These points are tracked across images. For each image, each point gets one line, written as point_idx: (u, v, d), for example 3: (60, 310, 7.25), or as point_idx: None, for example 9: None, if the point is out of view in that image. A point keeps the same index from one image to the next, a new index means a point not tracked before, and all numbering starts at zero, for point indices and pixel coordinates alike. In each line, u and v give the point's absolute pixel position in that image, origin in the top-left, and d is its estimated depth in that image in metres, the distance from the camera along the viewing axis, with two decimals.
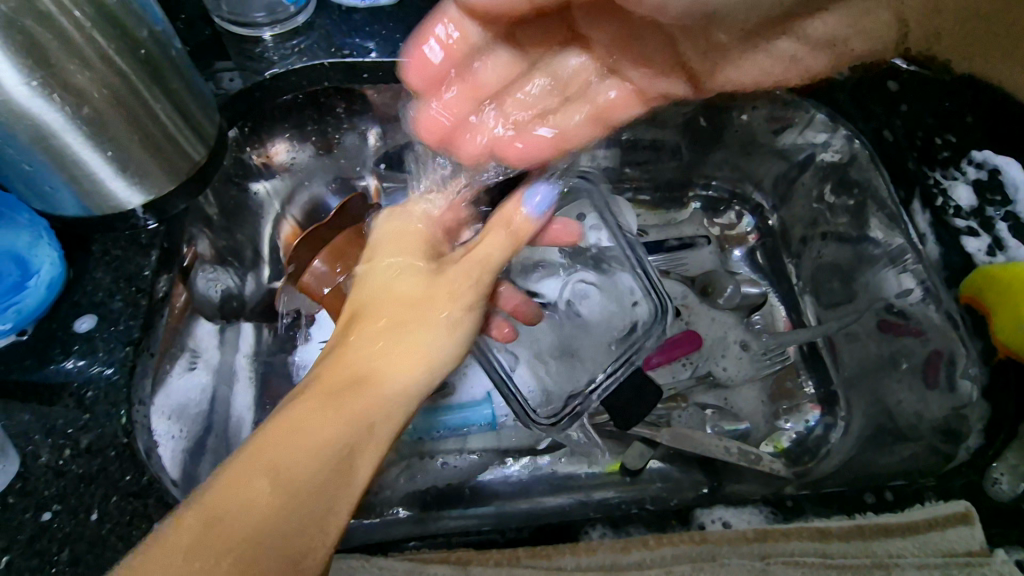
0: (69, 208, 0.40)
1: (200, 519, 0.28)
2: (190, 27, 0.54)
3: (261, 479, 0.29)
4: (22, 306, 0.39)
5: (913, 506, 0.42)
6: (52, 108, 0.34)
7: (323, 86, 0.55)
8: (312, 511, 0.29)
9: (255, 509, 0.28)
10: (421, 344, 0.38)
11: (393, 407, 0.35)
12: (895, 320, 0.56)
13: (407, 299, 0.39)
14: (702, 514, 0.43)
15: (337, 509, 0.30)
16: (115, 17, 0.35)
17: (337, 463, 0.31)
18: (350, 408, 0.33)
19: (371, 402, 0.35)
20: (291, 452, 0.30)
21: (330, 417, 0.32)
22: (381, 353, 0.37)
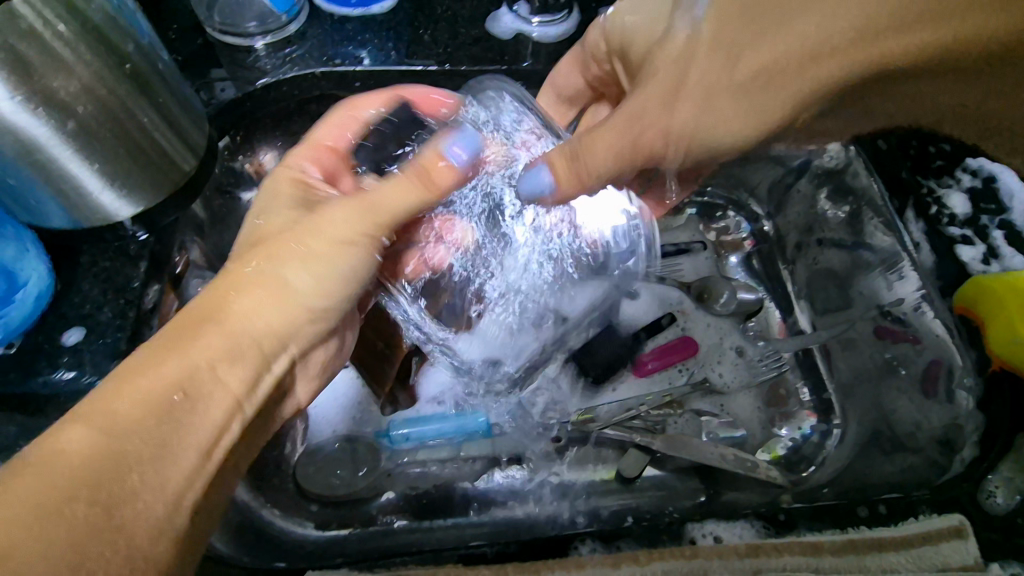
0: (57, 219, 0.40)
1: (96, 435, 0.29)
2: (182, 36, 0.54)
3: (144, 398, 0.30)
4: (9, 319, 0.39)
5: (907, 520, 0.42)
6: (38, 121, 0.34)
7: (314, 95, 0.54)
8: (130, 470, 0.29)
9: (159, 429, 0.30)
10: (304, 271, 0.37)
11: (259, 330, 0.36)
12: (893, 327, 0.56)
13: (291, 231, 0.38)
14: (693, 528, 0.43)
15: (173, 464, 0.30)
16: (102, 31, 0.35)
17: (172, 411, 0.31)
18: (198, 347, 0.33)
19: (233, 338, 0.35)
20: (172, 400, 0.31)
21: (168, 365, 0.32)
22: (233, 297, 0.36)
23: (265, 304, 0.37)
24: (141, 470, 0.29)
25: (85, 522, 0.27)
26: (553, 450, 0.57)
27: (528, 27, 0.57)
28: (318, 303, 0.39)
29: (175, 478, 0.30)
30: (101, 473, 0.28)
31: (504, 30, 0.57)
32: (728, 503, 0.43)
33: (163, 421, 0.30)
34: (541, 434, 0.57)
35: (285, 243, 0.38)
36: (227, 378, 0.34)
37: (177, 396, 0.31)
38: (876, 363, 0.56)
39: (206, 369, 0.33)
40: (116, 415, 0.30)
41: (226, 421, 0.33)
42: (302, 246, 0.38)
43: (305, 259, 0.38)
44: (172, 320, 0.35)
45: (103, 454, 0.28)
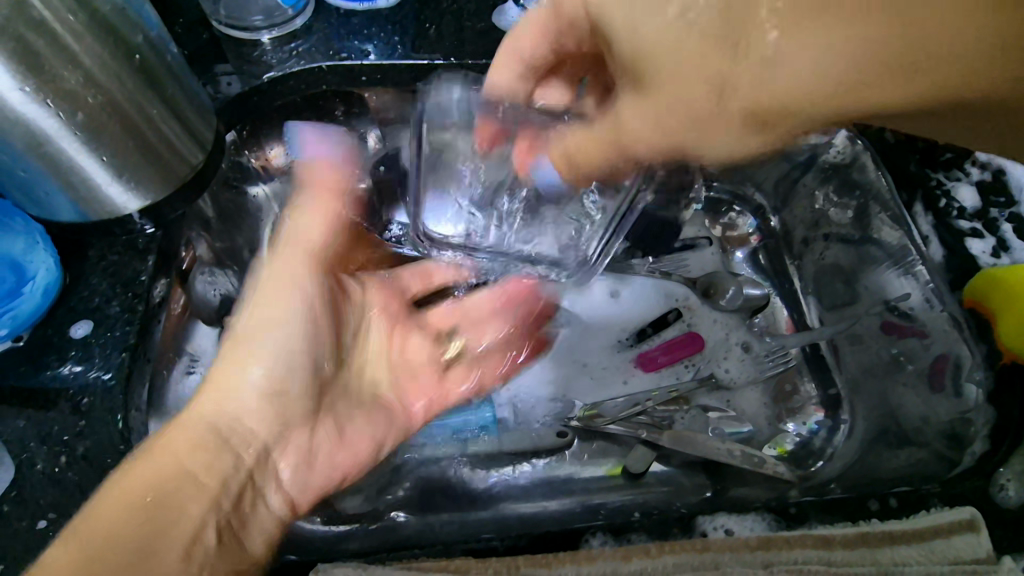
0: (65, 213, 0.40)
1: (86, 539, 0.32)
2: (188, 30, 0.54)
3: (136, 491, 0.34)
4: (18, 313, 0.39)
5: (917, 513, 0.41)
6: (46, 113, 0.34)
7: (321, 88, 0.55)
8: (127, 565, 0.32)
9: (163, 529, 0.34)
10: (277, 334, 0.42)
11: (160, 492, 0.35)
12: (898, 321, 0.55)
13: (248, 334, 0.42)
14: (704, 521, 0.42)
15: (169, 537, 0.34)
16: (109, 23, 0.35)
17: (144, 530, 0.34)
18: (114, 511, 0.33)
19: (173, 448, 0.38)
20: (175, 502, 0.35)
21: (125, 491, 0.34)
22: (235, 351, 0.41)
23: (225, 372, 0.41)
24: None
25: (69, 561, 0.32)
26: (560, 445, 0.57)
27: None
28: (270, 362, 0.42)
29: (167, 562, 0.34)
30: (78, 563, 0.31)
31: (510, 24, 0.56)
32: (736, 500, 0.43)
33: (134, 522, 0.33)
34: (547, 430, 0.57)
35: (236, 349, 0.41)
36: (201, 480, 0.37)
37: (171, 484, 0.36)
38: (884, 359, 0.56)
39: (153, 508, 0.35)
40: (109, 521, 0.33)
41: (204, 514, 0.37)
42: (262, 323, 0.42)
43: (277, 333, 0.42)
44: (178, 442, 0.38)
45: (90, 566, 0.31)
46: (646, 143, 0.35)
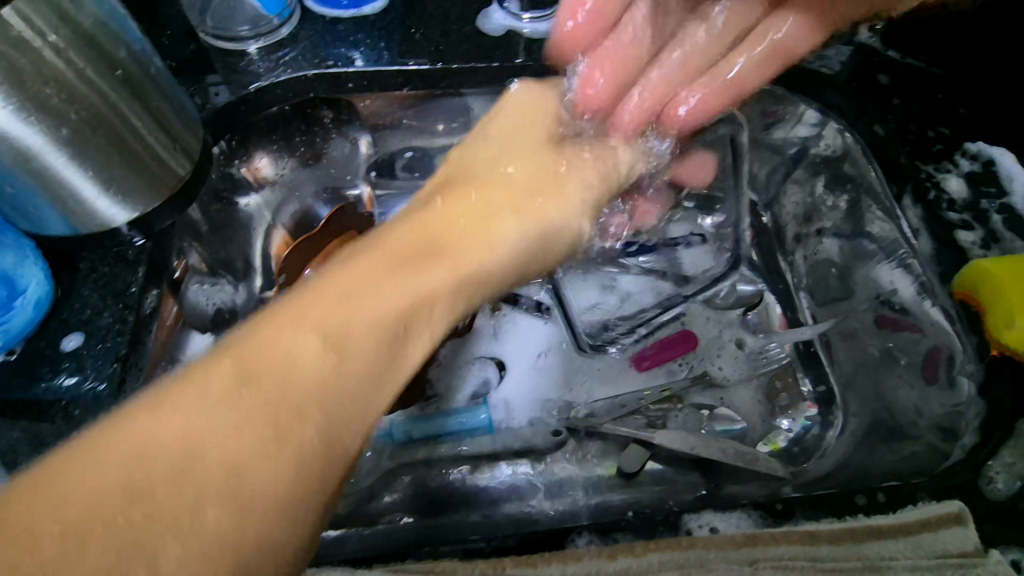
0: (56, 227, 0.41)
1: (222, 395, 0.25)
2: (175, 42, 0.54)
3: (293, 366, 0.27)
4: (10, 327, 0.40)
5: (907, 507, 0.41)
6: (31, 130, 0.34)
7: (309, 96, 0.55)
8: (340, 405, 0.27)
9: (314, 421, 0.26)
10: (506, 236, 0.37)
11: (417, 308, 0.31)
12: (893, 316, 0.56)
13: (500, 182, 0.39)
14: (690, 518, 0.42)
15: (387, 385, 0.30)
16: (92, 39, 0.36)
17: (388, 339, 0.30)
18: (366, 310, 0.30)
19: (425, 272, 0.33)
20: (407, 325, 0.31)
21: (378, 296, 0.30)
22: (450, 250, 0.35)
23: (412, 285, 0.32)
24: (320, 421, 0.26)
25: (182, 453, 0.24)
26: (554, 444, 0.57)
27: (519, 24, 0.57)
28: (512, 248, 0.37)
29: (374, 413, 0.29)
30: (152, 438, 0.24)
31: (495, 26, 0.57)
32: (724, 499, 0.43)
33: (287, 413, 0.26)
34: (541, 429, 0.58)
35: (504, 195, 0.39)
36: (437, 314, 0.33)
37: (324, 381, 0.27)
38: (877, 354, 0.57)
39: (319, 388, 0.27)
40: (265, 377, 0.26)
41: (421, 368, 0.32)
42: (508, 225, 0.38)
43: (506, 235, 0.37)
44: (399, 230, 0.35)
45: (235, 438, 0.24)
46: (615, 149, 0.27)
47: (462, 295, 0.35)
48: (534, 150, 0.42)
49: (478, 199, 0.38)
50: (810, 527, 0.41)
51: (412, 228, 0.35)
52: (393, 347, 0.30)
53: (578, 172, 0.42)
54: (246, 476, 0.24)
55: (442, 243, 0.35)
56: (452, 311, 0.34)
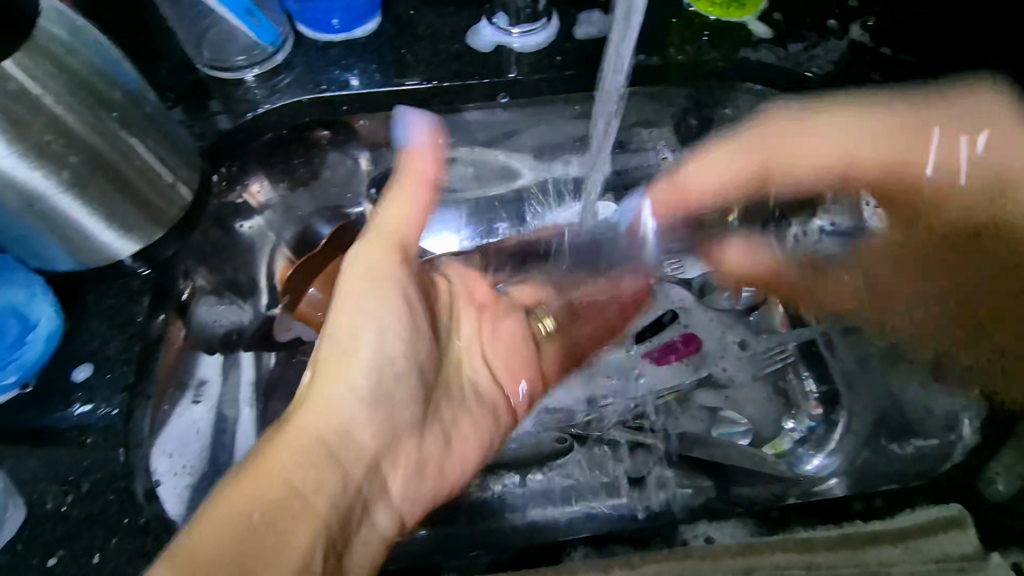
0: (62, 262, 0.42)
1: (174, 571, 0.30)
2: (173, 74, 0.56)
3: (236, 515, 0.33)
4: (24, 360, 0.41)
5: (905, 511, 0.47)
6: (36, 173, 0.36)
7: (305, 121, 0.57)
8: None
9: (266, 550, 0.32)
10: (354, 359, 0.41)
11: (275, 491, 0.34)
12: None
13: (335, 353, 0.41)
14: (686, 530, 0.47)
15: (278, 565, 0.32)
16: (91, 86, 0.37)
17: (246, 536, 0.32)
18: (223, 518, 0.32)
19: (274, 469, 0.35)
20: (279, 515, 0.33)
21: (225, 511, 0.32)
22: (309, 386, 0.40)
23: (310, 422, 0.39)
24: None
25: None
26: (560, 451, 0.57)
27: (508, 39, 0.57)
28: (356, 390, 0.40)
29: None
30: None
31: (483, 43, 0.57)
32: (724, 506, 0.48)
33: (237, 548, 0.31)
34: (546, 436, 0.58)
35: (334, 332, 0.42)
36: (311, 499, 0.36)
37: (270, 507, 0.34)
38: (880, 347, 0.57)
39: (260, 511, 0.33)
40: (205, 550, 0.31)
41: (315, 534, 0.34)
42: (354, 346, 0.41)
43: (363, 349, 0.41)
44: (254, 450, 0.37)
45: None
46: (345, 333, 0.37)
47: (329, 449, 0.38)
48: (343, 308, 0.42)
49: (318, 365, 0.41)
50: (805, 535, 0.46)
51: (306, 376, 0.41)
52: (260, 544, 0.32)
53: (399, 210, 0.42)
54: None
55: (335, 381, 0.41)
56: (325, 489, 0.37)
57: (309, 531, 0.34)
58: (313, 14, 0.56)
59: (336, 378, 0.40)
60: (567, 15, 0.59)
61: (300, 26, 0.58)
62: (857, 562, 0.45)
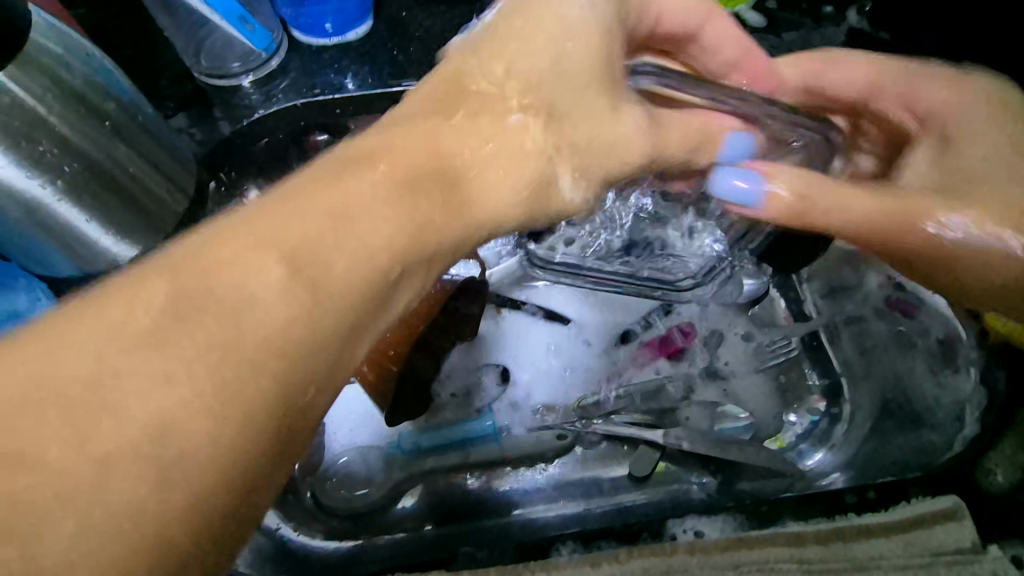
0: (65, 268, 0.44)
1: (273, 248, 0.23)
2: (173, 82, 0.57)
3: (307, 221, 0.24)
4: None
5: (900, 504, 0.46)
6: (34, 183, 0.37)
7: (299, 124, 0.56)
8: (282, 332, 0.23)
9: (326, 287, 0.24)
10: (523, 77, 0.29)
11: (360, 229, 0.25)
12: (901, 299, 0.57)
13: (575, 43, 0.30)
14: (674, 525, 0.48)
15: (338, 302, 0.24)
16: (83, 97, 0.38)
17: (327, 249, 0.24)
18: (306, 223, 0.24)
19: (390, 177, 0.26)
20: (339, 239, 0.24)
21: (315, 211, 0.24)
22: (484, 87, 0.29)
23: (398, 161, 0.26)
24: (324, 352, 0.23)
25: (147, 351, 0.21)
26: (561, 447, 0.59)
27: None
28: (520, 103, 0.29)
29: (325, 349, 0.24)
30: (199, 294, 0.22)
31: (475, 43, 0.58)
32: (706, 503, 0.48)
33: (304, 325, 0.23)
34: (547, 433, 0.59)
35: (541, 43, 0.30)
36: (380, 246, 0.25)
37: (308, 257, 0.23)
38: (887, 335, 0.58)
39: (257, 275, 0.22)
40: (329, 221, 0.24)
41: (402, 280, 0.26)
42: (528, 55, 0.29)
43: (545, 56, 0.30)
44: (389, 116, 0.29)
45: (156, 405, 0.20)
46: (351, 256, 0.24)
47: (430, 203, 0.26)
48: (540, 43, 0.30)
49: (512, 47, 0.30)
50: (794, 529, 0.46)
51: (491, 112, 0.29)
52: (314, 280, 0.23)
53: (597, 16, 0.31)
54: (282, 334, 0.22)
55: (457, 161, 0.28)
56: (402, 245, 0.26)
57: (395, 284, 0.26)
58: (306, 19, 0.57)
59: (504, 72, 0.29)
60: None
61: (294, 31, 0.59)
62: (847, 556, 0.45)
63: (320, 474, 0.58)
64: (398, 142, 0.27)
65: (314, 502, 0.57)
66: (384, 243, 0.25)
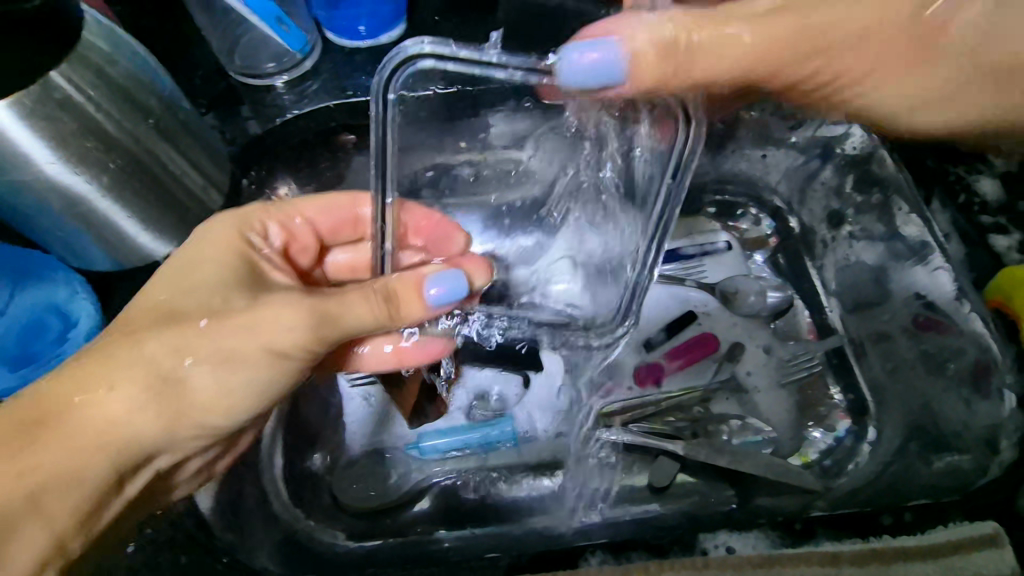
0: (103, 262, 0.44)
1: (3, 438, 0.32)
2: (206, 80, 0.57)
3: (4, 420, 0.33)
4: (64, 355, 0.42)
5: (936, 528, 0.47)
6: (78, 179, 0.38)
7: (331, 125, 0.57)
8: (25, 461, 0.32)
9: (65, 431, 0.33)
10: (162, 291, 0.37)
11: (112, 391, 0.34)
12: (931, 318, 0.56)
13: (188, 292, 0.37)
14: (707, 540, 0.49)
15: (68, 457, 0.33)
16: (130, 95, 0.39)
17: (22, 429, 0.33)
18: (8, 425, 0.33)
19: (115, 348, 0.34)
20: (59, 424, 0.33)
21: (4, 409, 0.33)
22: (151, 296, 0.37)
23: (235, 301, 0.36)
24: (45, 465, 0.33)
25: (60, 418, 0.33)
26: (579, 454, 0.58)
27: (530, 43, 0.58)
28: (185, 294, 0.36)
29: (49, 455, 0.33)
30: None
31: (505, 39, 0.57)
32: (743, 519, 0.49)
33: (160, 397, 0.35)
34: (565, 439, 0.59)
35: (198, 288, 0.37)
36: (126, 397, 0.34)
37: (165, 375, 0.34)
38: (912, 356, 0.57)
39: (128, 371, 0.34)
40: (31, 409, 0.33)
41: (144, 421, 0.35)
42: (162, 276, 0.38)
43: (184, 272, 0.37)
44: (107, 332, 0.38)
45: None
46: (204, 381, 0.35)
47: (162, 366, 0.34)
48: (209, 257, 0.39)
49: (183, 268, 0.38)
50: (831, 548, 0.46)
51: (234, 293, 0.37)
52: (30, 437, 0.33)
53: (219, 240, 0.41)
54: (137, 424, 0.34)
55: (191, 328, 0.35)
56: (138, 391, 0.34)
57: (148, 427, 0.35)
58: (341, 21, 0.58)
59: (166, 275, 0.38)
60: None
61: (328, 33, 0.59)
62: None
63: (340, 472, 0.58)
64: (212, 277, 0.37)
65: (332, 502, 0.56)
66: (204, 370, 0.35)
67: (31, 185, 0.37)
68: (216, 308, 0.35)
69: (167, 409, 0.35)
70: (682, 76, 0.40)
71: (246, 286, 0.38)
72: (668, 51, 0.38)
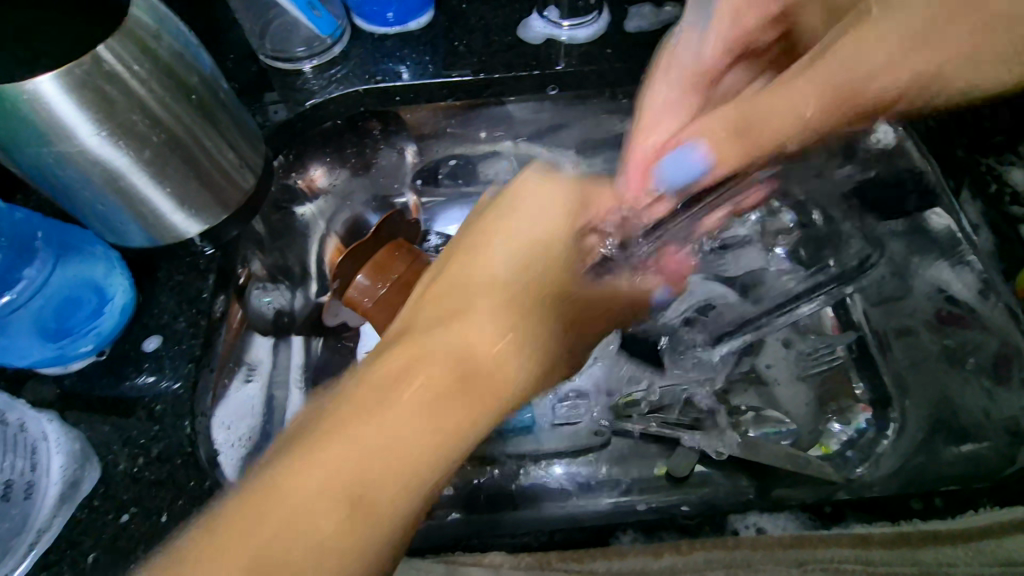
0: (137, 240, 0.45)
1: (287, 507, 0.34)
2: (237, 63, 0.58)
3: (285, 504, 0.34)
4: (101, 329, 0.43)
5: (969, 512, 0.47)
6: (121, 154, 0.38)
7: (359, 110, 0.59)
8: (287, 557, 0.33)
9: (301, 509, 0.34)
10: (436, 346, 0.40)
11: (371, 463, 0.35)
12: (953, 313, 0.57)
13: (474, 334, 0.41)
14: (737, 519, 0.47)
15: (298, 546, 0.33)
16: (172, 70, 0.39)
17: (345, 499, 0.34)
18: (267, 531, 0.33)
19: (353, 431, 0.36)
20: (310, 506, 0.34)
21: (313, 477, 0.34)
22: (426, 339, 0.40)
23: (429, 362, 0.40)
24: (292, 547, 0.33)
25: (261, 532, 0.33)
26: (598, 443, 0.59)
27: (559, 32, 0.59)
28: (457, 342, 0.41)
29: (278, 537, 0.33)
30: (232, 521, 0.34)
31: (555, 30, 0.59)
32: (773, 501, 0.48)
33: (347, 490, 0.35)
34: (584, 426, 0.59)
35: (474, 327, 0.42)
36: (360, 478, 0.35)
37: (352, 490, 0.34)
38: (935, 350, 0.57)
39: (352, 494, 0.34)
40: (305, 489, 0.34)
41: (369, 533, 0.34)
42: (441, 324, 0.42)
43: (450, 334, 0.41)
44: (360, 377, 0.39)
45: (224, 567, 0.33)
46: (412, 445, 0.36)
47: (390, 442, 0.36)
48: (489, 301, 0.43)
49: (454, 306, 0.43)
50: (863, 532, 0.46)
51: (521, 288, 0.44)
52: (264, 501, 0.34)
53: (485, 262, 0.45)
54: (404, 436, 0.36)
55: (436, 363, 0.39)
56: (360, 452, 0.35)
57: (399, 507, 0.36)
58: (370, 8, 0.58)
59: (438, 310, 0.43)
60: (619, 10, 0.60)
61: (357, 19, 0.59)
62: (914, 561, 0.45)
63: None
64: (425, 349, 0.40)
65: None
66: (398, 436, 0.36)
67: (75, 159, 0.38)
68: (497, 359, 0.41)
69: (376, 513, 0.35)
70: (754, 153, 0.39)
71: (507, 330, 0.42)
72: (745, 130, 0.39)
